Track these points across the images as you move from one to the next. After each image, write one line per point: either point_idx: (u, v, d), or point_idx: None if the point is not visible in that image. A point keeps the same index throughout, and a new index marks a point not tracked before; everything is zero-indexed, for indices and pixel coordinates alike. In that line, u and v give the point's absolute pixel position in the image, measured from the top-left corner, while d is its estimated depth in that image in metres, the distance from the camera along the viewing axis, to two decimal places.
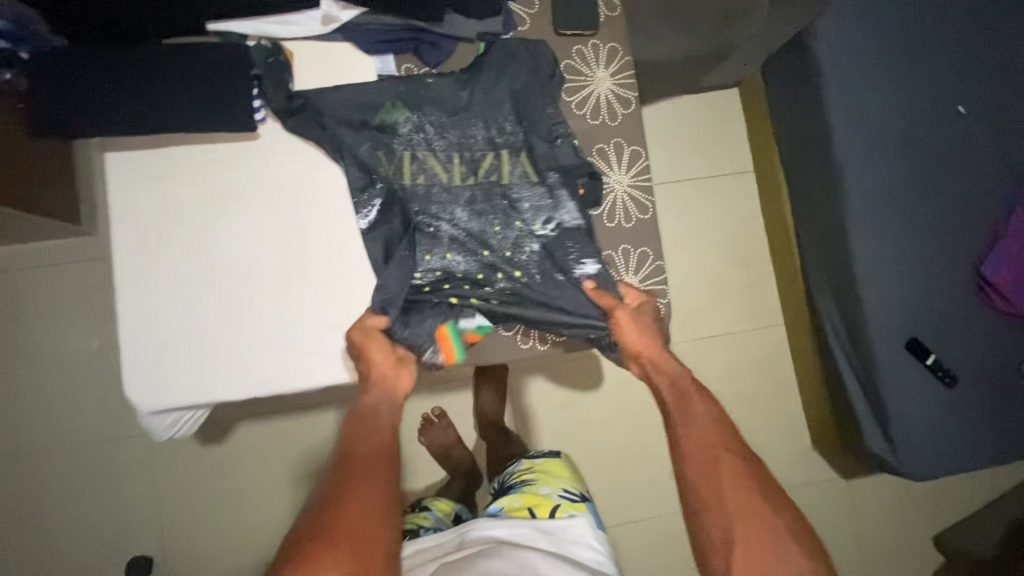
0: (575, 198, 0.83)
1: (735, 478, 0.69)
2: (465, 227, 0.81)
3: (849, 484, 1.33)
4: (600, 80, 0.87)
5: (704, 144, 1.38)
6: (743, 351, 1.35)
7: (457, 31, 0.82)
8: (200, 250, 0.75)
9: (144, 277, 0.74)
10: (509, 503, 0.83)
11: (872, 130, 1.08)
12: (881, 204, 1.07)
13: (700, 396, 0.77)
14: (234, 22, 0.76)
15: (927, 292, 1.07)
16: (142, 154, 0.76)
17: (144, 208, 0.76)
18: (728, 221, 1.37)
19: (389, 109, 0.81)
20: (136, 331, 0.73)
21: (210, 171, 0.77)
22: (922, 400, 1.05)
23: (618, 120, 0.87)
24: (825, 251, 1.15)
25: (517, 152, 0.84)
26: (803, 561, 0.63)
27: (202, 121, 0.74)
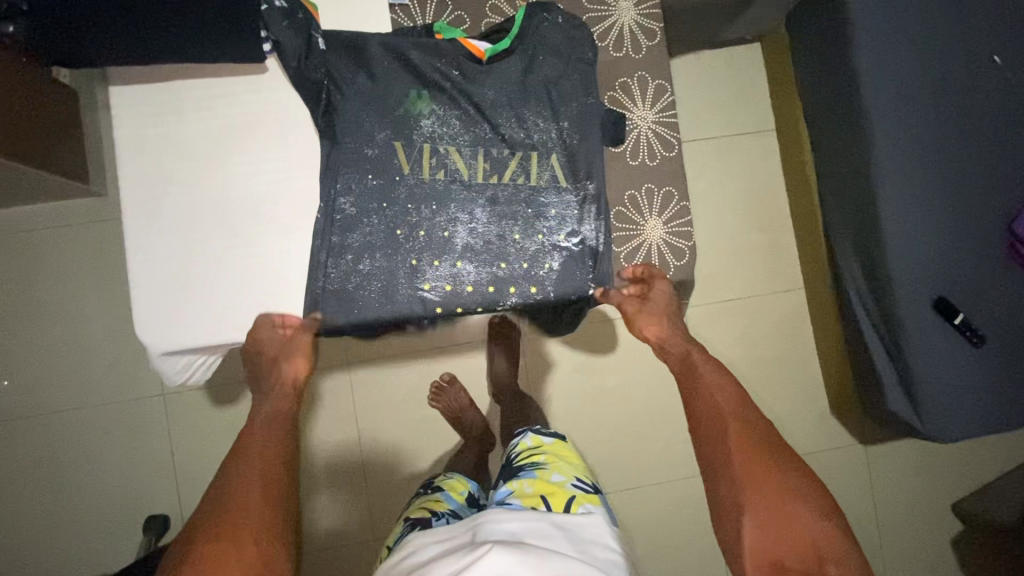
0: (601, 215, 0.79)
1: (745, 443, 0.70)
2: (483, 234, 0.77)
3: (867, 450, 1.31)
4: (623, 10, 0.83)
5: (725, 101, 1.33)
6: (761, 315, 1.32)
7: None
8: (209, 189, 0.73)
9: (153, 217, 0.72)
10: (520, 487, 0.80)
11: (906, 76, 1.02)
12: (911, 155, 1.02)
13: (710, 368, 0.80)
14: None
15: (956, 248, 1.03)
16: (146, 87, 0.73)
17: (151, 143, 0.73)
18: (747, 182, 1.33)
19: (414, 99, 0.76)
20: (142, 270, 0.71)
21: (218, 106, 0.74)
22: (947, 361, 1.02)
23: (642, 53, 0.84)
24: (851, 206, 1.11)
25: (548, 154, 0.78)
26: (815, 521, 0.62)
27: (206, 45, 0.69)
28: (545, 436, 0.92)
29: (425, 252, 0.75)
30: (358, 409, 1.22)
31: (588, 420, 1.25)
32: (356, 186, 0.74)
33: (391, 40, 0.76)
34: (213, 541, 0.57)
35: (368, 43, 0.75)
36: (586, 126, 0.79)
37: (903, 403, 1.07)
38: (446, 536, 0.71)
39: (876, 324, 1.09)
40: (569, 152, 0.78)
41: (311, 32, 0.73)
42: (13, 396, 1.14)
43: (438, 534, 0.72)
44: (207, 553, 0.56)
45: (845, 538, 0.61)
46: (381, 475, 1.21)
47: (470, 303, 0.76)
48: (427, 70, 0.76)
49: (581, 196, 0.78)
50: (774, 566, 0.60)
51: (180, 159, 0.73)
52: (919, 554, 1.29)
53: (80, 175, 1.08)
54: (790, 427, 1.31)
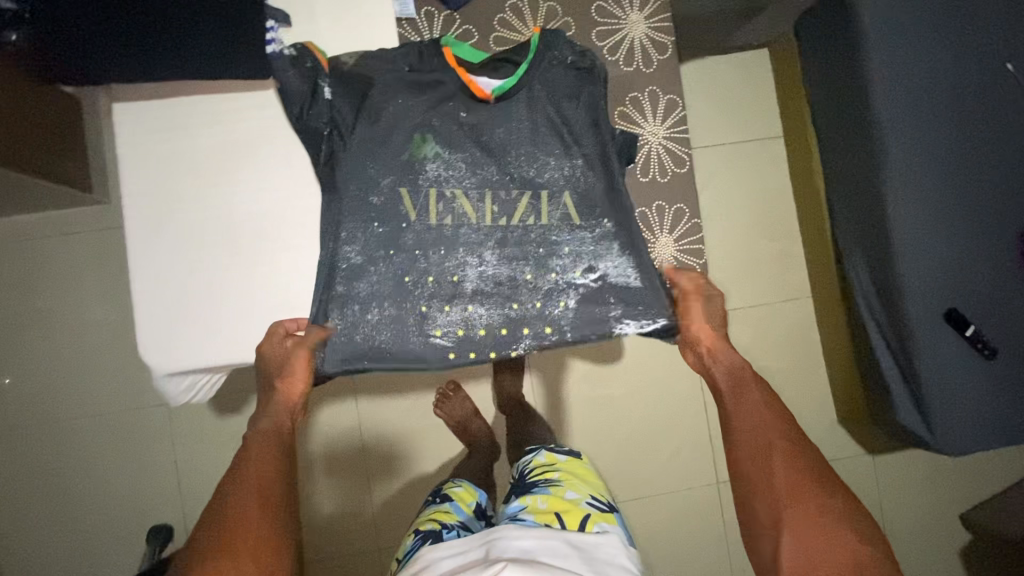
0: (618, 251, 0.77)
1: (791, 462, 0.67)
2: (495, 277, 0.76)
3: (876, 461, 1.30)
4: (634, 24, 0.83)
5: (732, 107, 1.32)
6: (769, 323, 1.31)
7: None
8: (214, 206, 0.72)
9: (157, 235, 0.71)
10: (534, 503, 0.81)
11: (918, 86, 1.01)
12: (923, 166, 1.01)
13: (757, 386, 0.77)
14: None
15: (969, 260, 1.01)
16: (147, 103, 0.72)
17: (155, 160, 0.72)
18: (755, 190, 1.32)
19: (419, 143, 0.75)
20: (144, 289, 0.70)
21: (222, 124, 0.73)
22: (959, 374, 1.00)
23: (653, 67, 0.83)
24: (862, 216, 1.09)
25: (558, 193, 0.77)
26: (858, 542, 0.60)
27: (217, 67, 0.70)
28: (559, 454, 0.94)
29: (434, 298, 0.75)
30: (362, 419, 1.21)
31: (594, 430, 1.24)
32: (361, 234, 0.73)
33: (393, 89, 0.76)
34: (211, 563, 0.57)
35: (373, 85, 0.75)
36: (598, 165, 0.78)
37: (915, 416, 1.05)
38: (459, 549, 0.72)
39: (885, 332, 1.08)
40: (580, 190, 0.77)
41: (317, 82, 0.72)
42: (16, 407, 1.14)
43: (453, 548, 0.72)
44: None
45: (886, 559, 0.59)
46: (385, 484, 1.20)
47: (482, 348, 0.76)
48: (441, 110, 0.76)
49: (596, 233, 0.77)
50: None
51: (184, 175, 0.72)
52: (927, 566, 1.28)
53: (82, 184, 1.07)
54: None
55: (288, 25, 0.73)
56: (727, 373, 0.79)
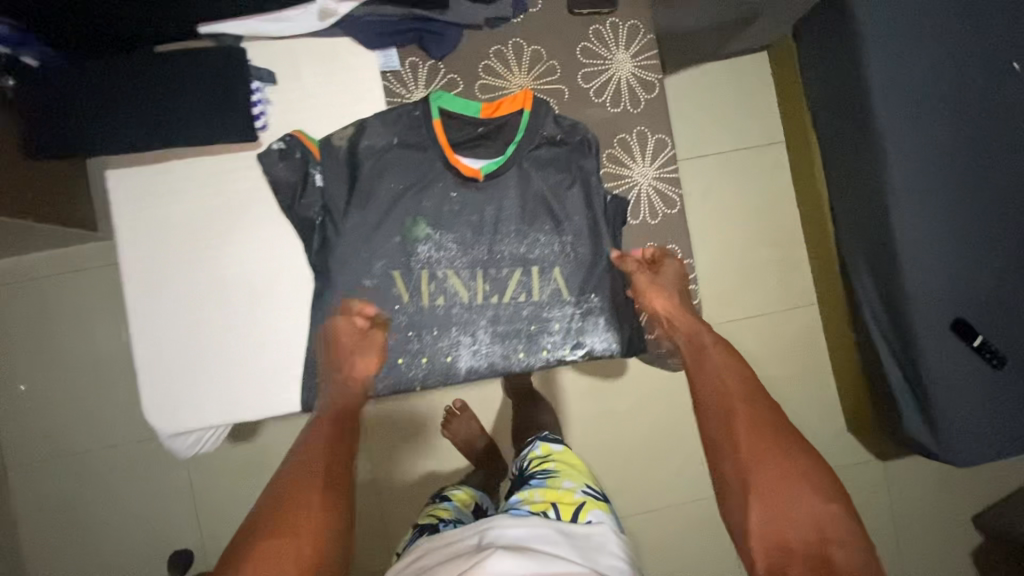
0: (603, 326, 0.85)
1: (754, 424, 0.72)
2: (487, 356, 0.83)
3: (886, 466, 1.28)
4: (620, 62, 0.88)
5: (732, 114, 1.30)
6: (775, 332, 1.29)
7: (466, 20, 0.80)
8: (209, 269, 0.80)
9: (157, 299, 0.78)
10: (531, 496, 0.87)
11: (917, 93, 1.00)
12: (925, 174, 1.00)
13: (716, 348, 0.81)
14: (234, 23, 0.74)
15: (973, 267, 1.00)
16: (143, 177, 0.79)
17: (152, 229, 0.79)
18: (757, 197, 1.30)
19: (411, 226, 0.82)
20: (148, 349, 0.78)
21: (210, 188, 0.81)
22: (967, 383, 0.99)
23: (641, 105, 0.89)
24: (865, 226, 1.08)
25: (549, 269, 0.84)
26: (819, 501, 0.65)
27: (220, 131, 0.77)
28: (554, 445, 1.01)
29: (429, 377, 0.82)
30: (371, 440, 1.23)
31: (598, 444, 1.25)
32: (351, 321, 0.81)
33: (384, 174, 0.82)
34: (271, 541, 0.59)
35: (360, 157, 0.82)
36: (586, 241, 0.84)
37: (922, 428, 1.04)
38: (450, 541, 0.75)
39: (896, 351, 1.06)
40: (570, 265, 0.84)
41: (307, 168, 0.80)
42: (37, 437, 1.18)
43: (444, 541, 0.75)
44: (264, 557, 0.58)
45: (846, 514, 0.65)
46: (395, 504, 1.22)
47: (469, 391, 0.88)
48: (427, 193, 0.82)
49: (584, 307, 0.84)
50: (783, 551, 0.63)
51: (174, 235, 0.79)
52: (939, 568, 1.27)
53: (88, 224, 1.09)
54: None
55: (273, 83, 0.81)
56: (687, 340, 0.83)
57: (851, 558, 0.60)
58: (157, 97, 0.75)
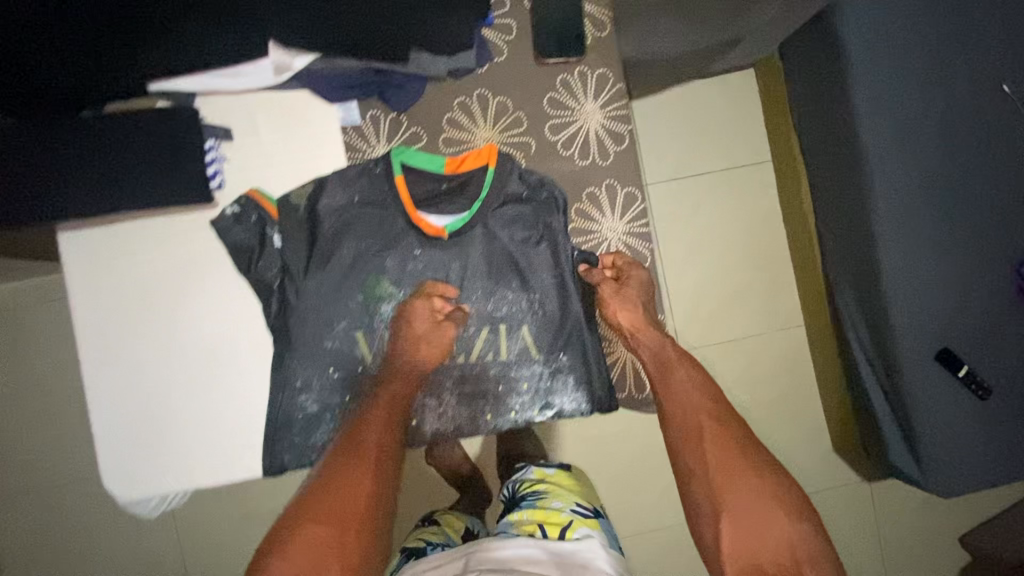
0: (573, 387, 0.84)
1: (721, 441, 0.73)
2: (453, 419, 0.84)
3: (873, 487, 1.28)
4: (589, 113, 0.84)
5: (721, 133, 1.26)
6: (763, 354, 1.28)
7: (428, 71, 0.72)
8: (161, 336, 0.75)
9: (112, 366, 0.74)
10: (520, 517, 0.88)
11: (905, 120, 0.98)
12: (912, 202, 0.98)
13: (682, 364, 0.81)
14: (182, 81, 0.68)
15: (960, 296, 0.99)
16: (88, 233, 0.73)
17: (102, 292, 0.74)
18: (746, 218, 1.27)
19: (372, 283, 0.81)
20: (98, 417, 0.74)
21: (153, 242, 0.75)
22: (952, 413, 0.98)
23: (610, 159, 0.84)
24: (852, 253, 1.06)
25: (517, 327, 0.84)
26: (790, 523, 0.66)
27: (163, 195, 0.70)
28: (548, 469, 1.01)
29: None
30: None
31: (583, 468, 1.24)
32: (316, 382, 0.79)
33: (347, 231, 0.80)
34: (312, 531, 0.63)
35: (321, 220, 0.79)
36: (556, 299, 0.84)
37: (907, 458, 1.04)
38: (438, 564, 0.78)
39: (880, 380, 1.06)
40: (537, 322, 0.84)
41: (264, 230, 0.77)
42: None
43: (432, 569, 0.77)
44: (303, 545, 0.62)
45: (816, 533, 0.66)
46: None
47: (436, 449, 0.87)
48: (392, 257, 0.82)
49: (552, 365, 0.84)
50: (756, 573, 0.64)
51: (114, 298, 0.74)
52: None
53: None
54: (793, 466, 1.28)
55: (229, 138, 0.75)
56: (653, 357, 0.82)
57: None
58: (95, 163, 0.68)
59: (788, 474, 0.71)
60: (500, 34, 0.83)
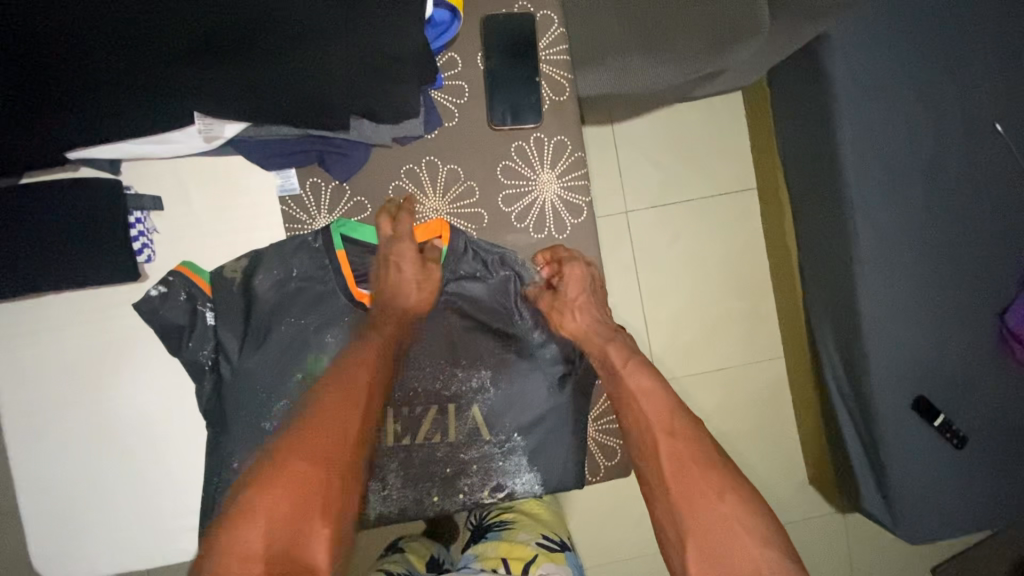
0: (527, 468, 0.80)
1: (676, 460, 0.67)
2: (400, 502, 0.79)
3: (845, 518, 1.27)
4: (545, 184, 0.81)
5: (704, 158, 1.22)
6: (740, 385, 1.26)
7: (370, 139, 0.69)
8: (95, 411, 0.74)
9: (43, 443, 0.73)
10: (485, 551, 0.86)
11: (891, 160, 0.94)
12: (895, 245, 0.95)
13: (632, 371, 0.75)
14: (95, 147, 0.54)
15: (942, 342, 0.96)
16: (19, 309, 0.73)
17: (33, 367, 0.73)
18: (727, 245, 1.24)
19: (312, 360, 0.76)
20: (28, 493, 0.73)
21: (90, 322, 0.74)
22: (926, 462, 0.96)
23: (567, 232, 0.82)
24: (831, 294, 1.03)
25: (468, 407, 0.80)
26: (754, 547, 0.60)
27: (99, 271, 0.69)
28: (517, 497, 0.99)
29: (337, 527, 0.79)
30: None
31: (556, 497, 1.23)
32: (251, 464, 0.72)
33: (282, 310, 0.76)
34: (302, 467, 0.61)
35: (258, 299, 0.76)
36: (511, 373, 0.80)
37: (878, 503, 1.02)
38: None
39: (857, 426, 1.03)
40: (489, 403, 0.80)
41: (197, 307, 0.75)
42: None
43: None
44: (281, 488, 0.59)
45: (786, 557, 0.59)
46: None
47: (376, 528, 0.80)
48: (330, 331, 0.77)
49: (505, 447, 0.80)
50: None
51: (51, 380, 0.73)
52: None
53: None
54: (768, 497, 1.27)
55: (159, 208, 0.75)
56: (601, 362, 0.78)
57: None
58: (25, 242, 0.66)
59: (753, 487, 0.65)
60: (449, 96, 0.79)
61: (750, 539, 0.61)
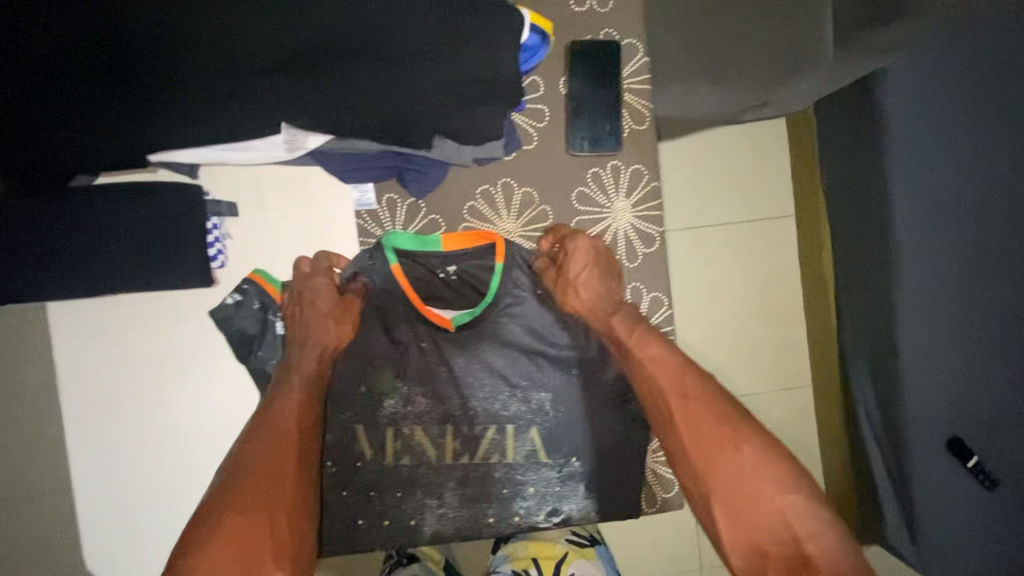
0: (581, 493, 0.83)
1: (690, 419, 0.65)
2: (456, 521, 0.83)
3: None
4: (619, 212, 0.89)
5: (745, 185, 1.22)
6: (767, 414, 1.26)
7: (451, 159, 0.63)
8: (150, 413, 0.76)
9: (98, 442, 0.75)
10: (513, 551, 0.82)
11: (949, 189, 0.87)
12: (944, 279, 0.88)
13: (641, 336, 0.74)
14: (182, 152, 0.54)
15: (991, 379, 0.87)
16: (85, 311, 0.74)
17: (95, 367, 0.75)
18: (760, 273, 1.23)
19: (381, 376, 0.80)
20: (83, 491, 0.75)
21: (152, 327, 0.76)
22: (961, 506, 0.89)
23: (637, 258, 0.90)
24: (867, 322, 0.99)
25: (523, 429, 0.82)
26: (778, 496, 0.57)
27: (168, 276, 0.70)
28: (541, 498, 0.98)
29: (390, 541, 0.82)
30: None
31: None
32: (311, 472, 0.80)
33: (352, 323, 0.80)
34: (238, 519, 0.53)
35: None
36: (567, 398, 0.82)
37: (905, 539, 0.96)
38: None
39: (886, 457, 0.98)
40: (546, 426, 0.82)
41: (268, 316, 0.78)
42: None
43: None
44: (221, 544, 0.51)
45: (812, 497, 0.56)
46: None
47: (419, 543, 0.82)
48: (398, 332, 0.81)
49: (563, 472, 0.83)
50: (759, 553, 0.56)
51: (110, 380, 0.75)
52: None
53: None
54: None
55: (234, 214, 0.77)
56: (609, 335, 0.78)
57: (828, 550, 0.53)
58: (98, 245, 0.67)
59: (767, 431, 0.62)
60: (531, 122, 0.87)
61: (772, 486, 0.58)
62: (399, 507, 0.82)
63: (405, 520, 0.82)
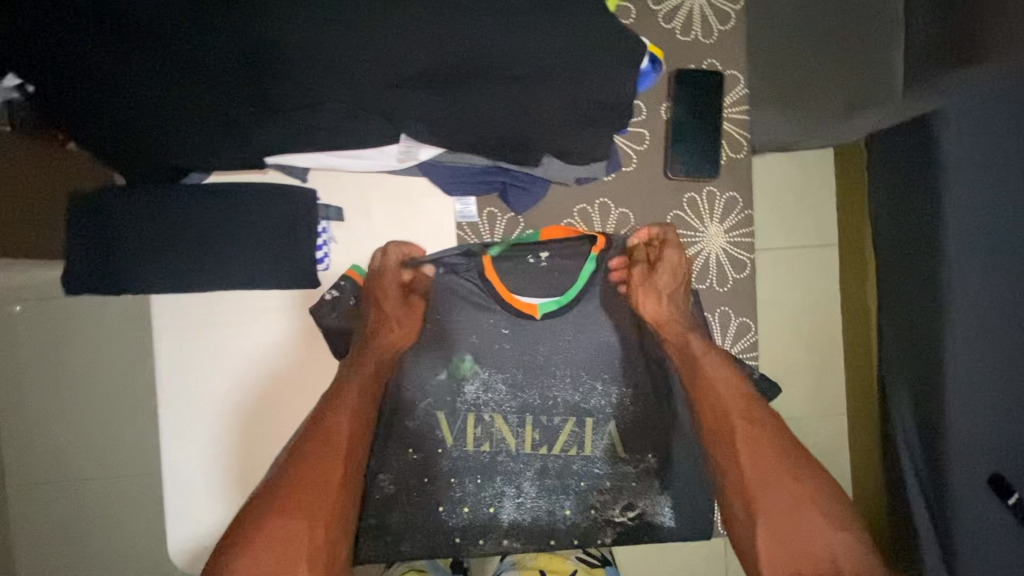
0: (658, 488, 0.83)
1: (755, 445, 0.67)
2: (533, 510, 0.82)
3: None
4: (713, 237, 0.88)
5: (796, 212, 1.23)
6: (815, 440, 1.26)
7: (556, 177, 0.72)
8: (240, 404, 0.79)
9: (186, 431, 0.77)
10: (523, 558, 0.88)
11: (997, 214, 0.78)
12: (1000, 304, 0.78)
13: (709, 358, 0.76)
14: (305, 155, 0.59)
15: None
16: (188, 304, 0.77)
17: (189, 358, 0.78)
18: (802, 300, 1.23)
19: (460, 363, 0.82)
20: (168, 477, 0.78)
21: (246, 321, 0.78)
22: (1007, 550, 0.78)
23: (728, 284, 0.89)
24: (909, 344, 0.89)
25: (601, 422, 0.83)
26: (829, 531, 0.59)
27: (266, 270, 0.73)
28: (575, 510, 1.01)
29: (469, 530, 0.82)
30: None
31: None
32: (395, 463, 0.81)
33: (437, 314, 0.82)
34: (283, 522, 0.56)
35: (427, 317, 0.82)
36: (646, 394, 0.83)
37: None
38: None
39: (925, 491, 0.88)
40: (625, 420, 0.83)
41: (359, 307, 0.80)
42: None
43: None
44: (265, 542, 0.54)
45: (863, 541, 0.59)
46: None
47: (494, 536, 0.82)
48: (483, 325, 0.82)
49: (640, 466, 0.83)
50: None
51: (204, 372, 0.78)
52: None
53: None
54: None
55: (341, 218, 0.79)
56: (676, 348, 0.80)
57: None
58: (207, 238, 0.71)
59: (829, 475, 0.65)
60: (631, 144, 0.87)
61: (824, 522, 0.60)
62: (478, 502, 0.82)
63: (483, 510, 0.82)
